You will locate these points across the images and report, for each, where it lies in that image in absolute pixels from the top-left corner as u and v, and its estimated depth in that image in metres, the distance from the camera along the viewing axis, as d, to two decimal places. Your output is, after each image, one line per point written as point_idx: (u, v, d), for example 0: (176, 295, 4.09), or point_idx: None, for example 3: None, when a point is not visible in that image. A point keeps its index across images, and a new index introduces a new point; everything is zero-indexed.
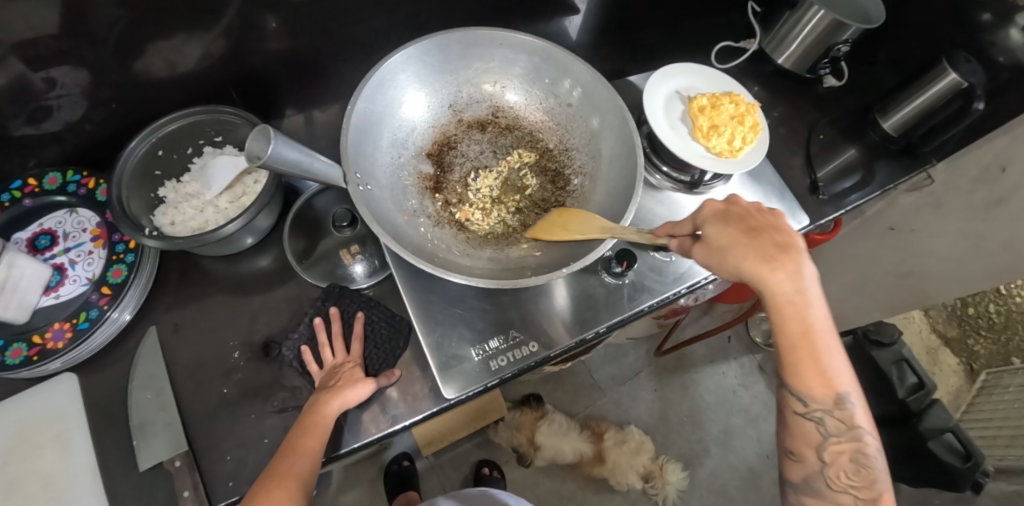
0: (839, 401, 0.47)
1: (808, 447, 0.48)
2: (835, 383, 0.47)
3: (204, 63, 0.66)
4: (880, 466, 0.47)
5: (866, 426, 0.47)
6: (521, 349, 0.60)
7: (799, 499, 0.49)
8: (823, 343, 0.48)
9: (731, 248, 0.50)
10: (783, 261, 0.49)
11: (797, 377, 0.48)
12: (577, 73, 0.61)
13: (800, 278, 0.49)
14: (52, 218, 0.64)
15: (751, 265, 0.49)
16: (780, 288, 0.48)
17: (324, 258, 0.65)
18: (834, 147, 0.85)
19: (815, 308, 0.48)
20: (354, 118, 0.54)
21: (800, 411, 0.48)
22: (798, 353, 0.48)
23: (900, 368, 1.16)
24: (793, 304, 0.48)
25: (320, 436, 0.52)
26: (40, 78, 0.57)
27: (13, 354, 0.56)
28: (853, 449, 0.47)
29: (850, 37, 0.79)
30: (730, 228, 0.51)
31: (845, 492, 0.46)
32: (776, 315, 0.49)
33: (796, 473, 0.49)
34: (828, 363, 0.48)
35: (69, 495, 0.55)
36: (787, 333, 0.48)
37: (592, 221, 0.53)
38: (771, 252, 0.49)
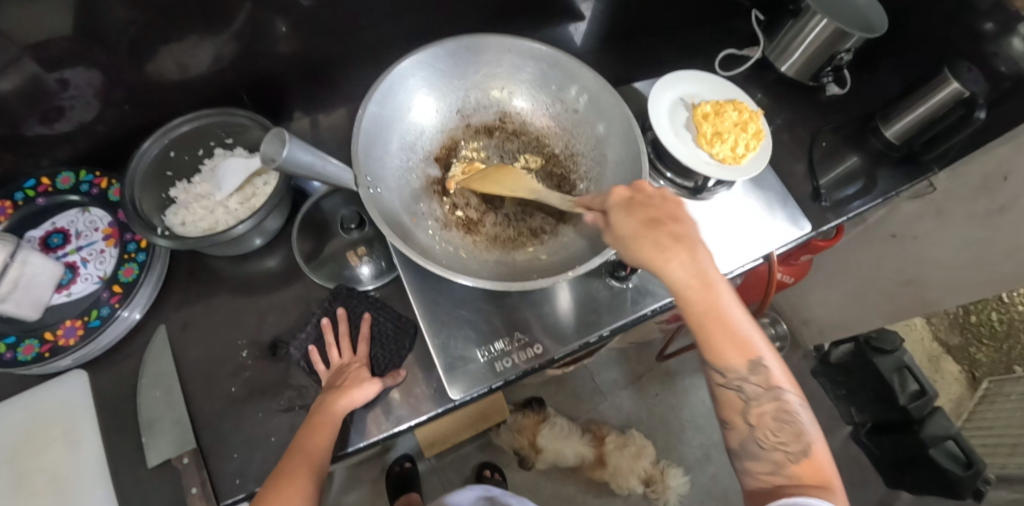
0: (755, 365, 0.47)
1: (735, 414, 0.48)
2: (748, 349, 0.47)
3: (216, 66, 0.67)
4: (803, 417, 0.47)
5: (784, 384, 0.47)
6: (526, 351, 0.60)
7: (740, 464, 0.48)
8: (730, 316, 0.47)
9: (634, 237, 0.47)
10: (675, 248, 0.47)
11: (713, 354, 0.47)
12: (584, 80, 0.61)
13: (697, 259, 0.47)
14: (65, 217, 0.65)
15: (648, 256, 0.47)
16: (679, 275, 0.46)
17: (332, 260, 0.65)
18: (837, 154, 0.86)
19: (717, 286, 0.47)
20: (364, 123, 0.55)
21: (721, 383, 0.48)
22: (708, 329, 0.47)
23: (901, 376, 1.16)
24: (692, 289, 0.46)
25: (328, 436, 0.52)
26: (53, 78, 0.58)
27: (25, 350, 0.57)
28: (775, 408, 0.47)
29: (854, 45, 0.80)
30: (631, 217, 0.49)
31: (776, 450, 0.46)
32: (680, 301, 0.47)
33: (732, 439, 0.49)
34: (739, 332, 0.47)
35: (77, 490, 0.55)
36: (691, 317, 0.47)
37: (523, 181, 0.56)
38: (664, 240, 0.47)
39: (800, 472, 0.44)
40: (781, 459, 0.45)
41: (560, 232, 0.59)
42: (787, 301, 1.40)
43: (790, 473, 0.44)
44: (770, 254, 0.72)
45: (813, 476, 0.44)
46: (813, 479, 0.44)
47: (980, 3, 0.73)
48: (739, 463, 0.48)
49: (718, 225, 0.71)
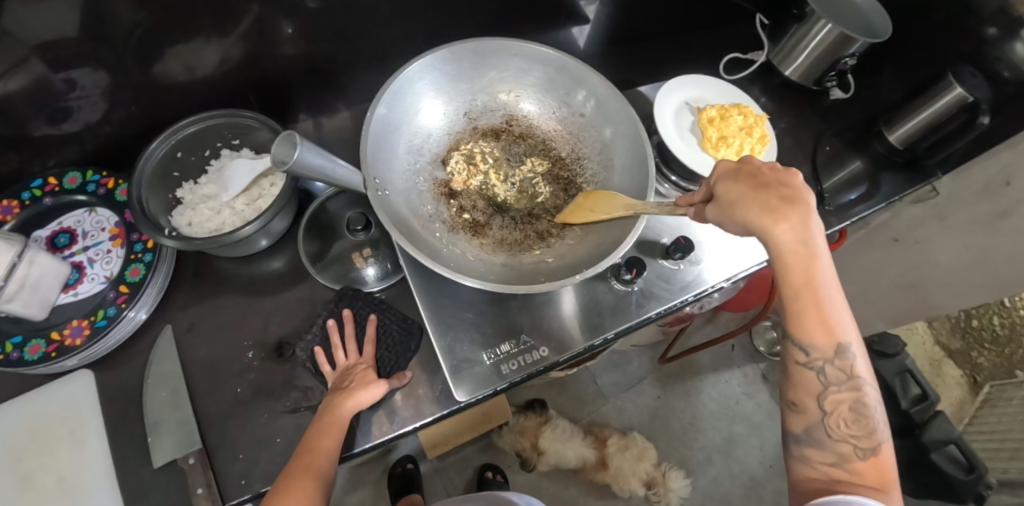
0: (840, 351, 0.46)
1: (808, 396, 0.47)
2: (836, 332, 0.46)
3: (222, 67, 0.67)
4: (879, 416, 0.46)
5: (866, 377, 0.47)
6: (531, 354, 0.60)
7: (797, 450, 0.49)
8: (829, 294, 0.46)
9: (740, 202, 0.47)
10: (789, 214, 0.46)
11: (799, 325, 0.47)
12: (591, 85, 0.62)
13: (808, 228, 0.46)
14: (71, 217, 0.66)
15: (755, 218, 0.46)
16: (785, 240, 0.46)
17: (337, 261, 0.65)
18: (841, 158, 0.86)
19: (821, 260, 0.46)
20: (372, 125, 0.56)
21: (801, 361, 0.47)
22: (800, 303, 0.46)
23: (903, 380, 1.17)
24: (796, 256, 0.46)
25: (334, 437, 0.53)
26: (60, 79, 0.59)
27: (31, 350, 0.57)
28: (853, 399, 0.46)
29: (857, 51, 0.81)
30: (737, 183, 0.48)
31: (845, 442, 0.46)
32: (780, 268, 0.46)
33: (797, 422, 0.48)
34: (831, 312, 0.46)
35: (84, 489, 0.56)
36: (789, 284, 0.46)
37: (618, 200, 0.55)
38: (776, 205, 0.46)
39: (864, 470, 0.45)
40: (848, 451, 0.45)
41: (567, 235, 0.59)
42: None
43: (852, 467, 0.45)
44: None
45: (875, 475, 0.44)
46: (878, 482, 0.44)
47: (984, 8, 0.74)
48: (798, 448, 0.48)
49: None
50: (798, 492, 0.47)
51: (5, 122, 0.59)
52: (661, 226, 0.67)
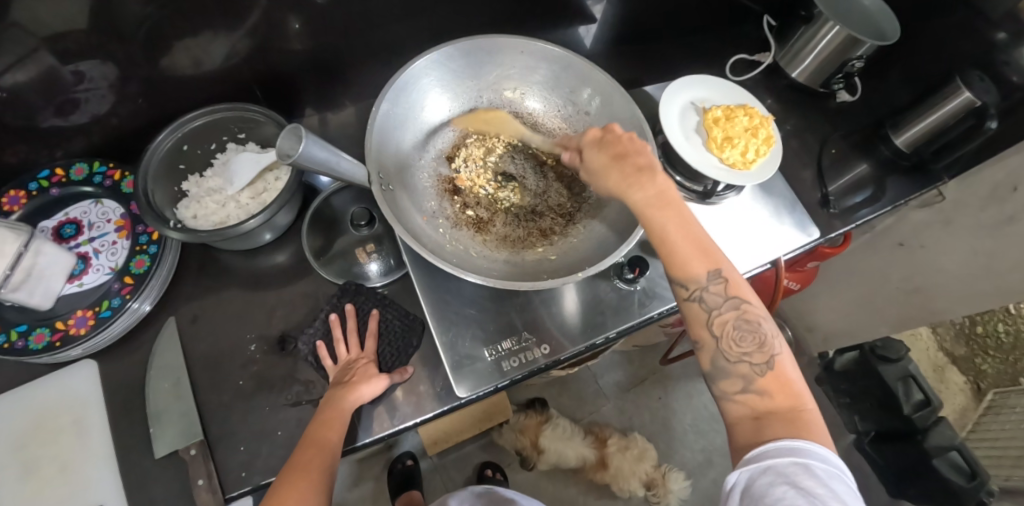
0: (715, 275, 0.47)
1: (699, 329, 0.47)
2: (709, 260, 0.47)
3: (230, 62, 0.67)
4: (767, 328, 0.46)
5: (747, 292, 0.47)
6: (532, 351, 0.60)
7: (715, 388, 0.47)
8: (689, 229, 0.48)
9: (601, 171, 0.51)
10: (638, 174, 0.50)
11: (674, 266, 0.47)
12: (597, 83, 0.61)
13: (657, 180, 0.49)
14: (78, 208, 0.66)
15: (613, 183, 0.50)
16: (637, 196, 0.49)
17: (341, 256, 0.66)
18: (847, 162, 0.87)
19: (678, 204, 0.49)
20: (377, 120, 0.55)
21: (683, 296, 0.47)
22: (669, 242, 0.48)
23: (907, 385, 1.16)
24: (652, 206, 0.48)
25: (338, 430, 0.53)
26: (68, 71, 0.59)
27: (36, 339, 0.58)
28: (736, 316, 0.46)
29: (865, 53, 0.81)
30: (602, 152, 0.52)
31: (741, 361, 0.45)
32: (646, 222, 0.49)
33: (704, 362, 0.47)
34: (699, 244, 0.47)
35: (86, 478, 0.56)
36: (653, 232, 0.48)
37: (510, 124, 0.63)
38: (627, 166, 0.50)
39: (768, 385, 0.44)
40: (747, 371, 0.45)
41: (570, 232, 0.58)
42: (792, 308, 1.40)
43: (759, 388, 0.44)
44: (777, 260, 0.72)
45: (782, 390, 0.44)
46: (786, 396, 0.43)
47: (992, 12, 0.73)
48: (713, 387, 0.47)
49: (724, 230, 0.72)
50: (732, 438, 0.45)
51: (14, 113, 0.60)
52: None
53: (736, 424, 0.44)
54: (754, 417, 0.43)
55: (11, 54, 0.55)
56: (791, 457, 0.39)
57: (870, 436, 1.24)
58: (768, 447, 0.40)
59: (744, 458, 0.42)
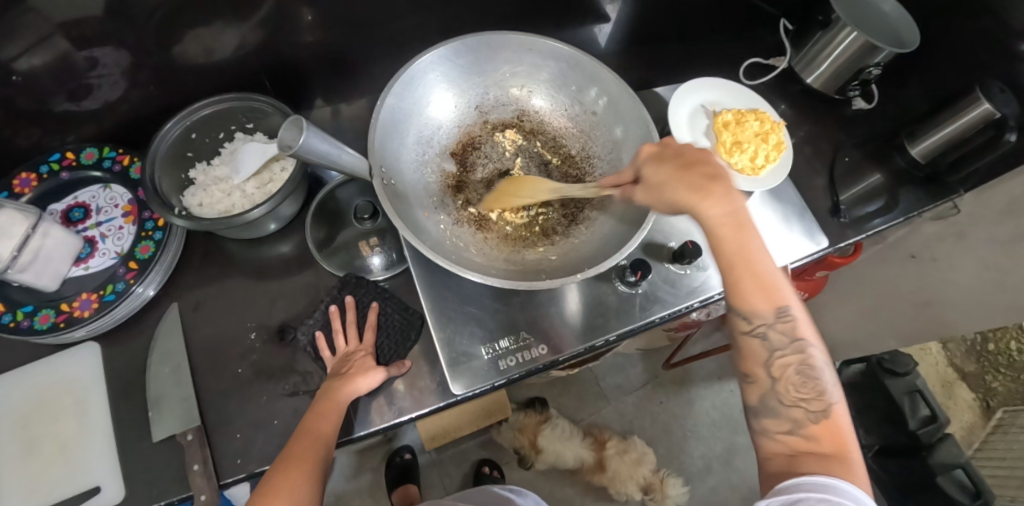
0: (781, 313, 0.45)
1: (757, 366, 0.46)
2: (775, 296, 0.45)
3: (240, 52, 0.67)
4: (828, 376, 0.45)
5: (810, 337, 0.45)
6: (529, 351, 0.60)
7: (756, 423, 0.46)
8: (762, 257, 0.45)
9: (669, 181, 0.47)
10: (712, 189, 0.46)
11: (739, 294, 0.45)
12: (604, 82, 0.59)
13: (734, 199, 0.46)
14: (87, 192, 0.67)
15: (683, 197, 0.46)
16: (713, 213, 0.45)
17: (344, 249, 0.66)
18: (860, 171, 0.86)
19: (752, 229, 0.45)
20: (381, 115, 0.54)
21: (745, 330, 0.46)
22: (736, 270, 0.45)
23: (912, 400, 1.15)
24: (727, 227, 0.45)
25: (333, 420, 0.53)
26: (83, 57, 0.60)
27: (41, 319, 0.58)
28: (798, 362, 0.45)
29: (882, 61, 0.80)
30: (664, 163, 0.49)
31: (796, 406, 0.44)
32: (713, 240, 0.45)
33: (752, 396, 0.46)
34: (768, 277, 0.45)
35: (83, 459, 0.56)
36: (723, 255, 0.45)
37: (541, 185, 0.55)
38: (700, 181, 0.46)
39: (819, 431, 0.43)
40: (800, 416, 0.44)
41: (572, 234, 0.57)
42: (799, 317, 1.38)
43: (808, 432, 0.43)
44: (783, 267, 0.71)
45: (831, 438, 0.43)
46: (833, 441, 0.42)
47: (1016, 22, 0.72)
48: (755, 421, 0.46)
49: None
50: (765, 472, 0.45)
51: (26, 97, 0.61)
52: (668, 229, 0.66)
53: (771, 460, 0.44)
54: (790, 455, 0.43)
55: (26, 39, 0.56)
56: (822, 494, 0.38)
57: (874, 450, 1.20)
58: (801, 480, 0.40)
59: (775, 488, 0.41)
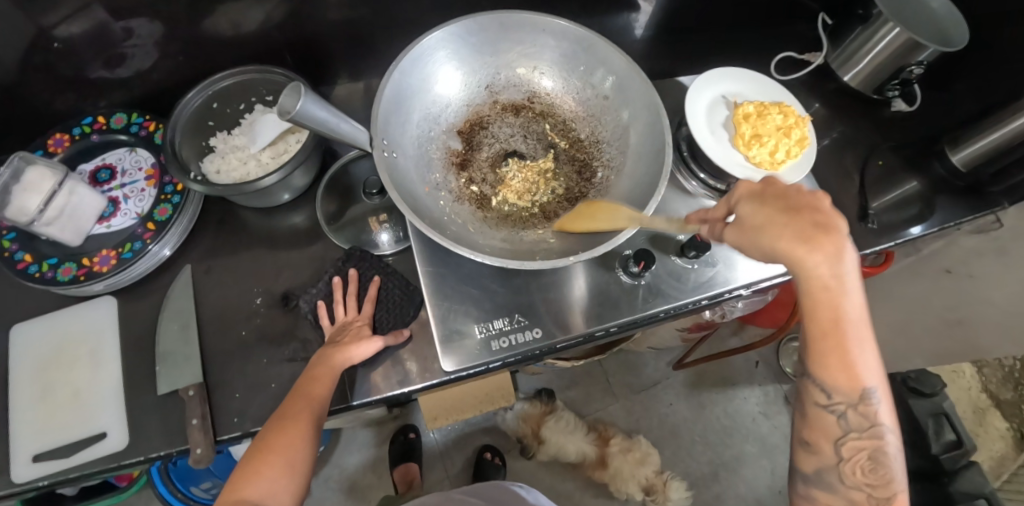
0: (865, 396, 0.45)
1: (824, 439, 0.47)
2: (863, 378, 0.45)
3: (266, 26, 0.69)
4: (897, 464, 0.46)
5: (887, 423, 0.46)
6: (525, 333, 0.60)
7: (807, 487, 0.49)
8: (859, 333, 0.45)
9: (766, 227, 0.44)
10: (823, 243, 0.43)
11: (824, 369, 0.45)
12: (613, 63, 0.57)
13: (842, 260, 0.43)
14: (114, 154, 0.70)
15: (788, 247, 0.43)
16: (817, 271, 0.43)
17: (351, 224, 0.68)
18: (893, 177, 0.82)
19: (853, 297, 0.44)
20: (388, 88, 0.53)
21: (821, 404, 0.47)
22: (828, 344, 0.45)
23: (938, 422, 1.10)
24: (827, 294, 0.43)
25: (327, 383, 0.54)
26: (119, 27, 0.63)
27: (64, 271, 0.62)
28: (872, 447, 0.46)
29: (926, 59, 0.76)
30: (764, 208, 0.45)
31: (858, 489, 0.46)
32: (809, 305, 0.45)
33: (809, 464, 0.48)
34: (859, 355, 0.45)
35: (92, 406, 0.59)
36: (817, 324, 0.45)
37: (621, 212, 0.51)
38: (809, 232, 0.43)
39: None
40: (859, 499, 0.46)
41: None
42: None
43: None
44: None
45: None
46: None
47: None
48: (805, 487, 0.49)
49: None
50: None
51: (65, 62, 0.64)
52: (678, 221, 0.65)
53: None
54: None
55: (67, 6, 0.59)
56: None
57: None
58: None
59: None
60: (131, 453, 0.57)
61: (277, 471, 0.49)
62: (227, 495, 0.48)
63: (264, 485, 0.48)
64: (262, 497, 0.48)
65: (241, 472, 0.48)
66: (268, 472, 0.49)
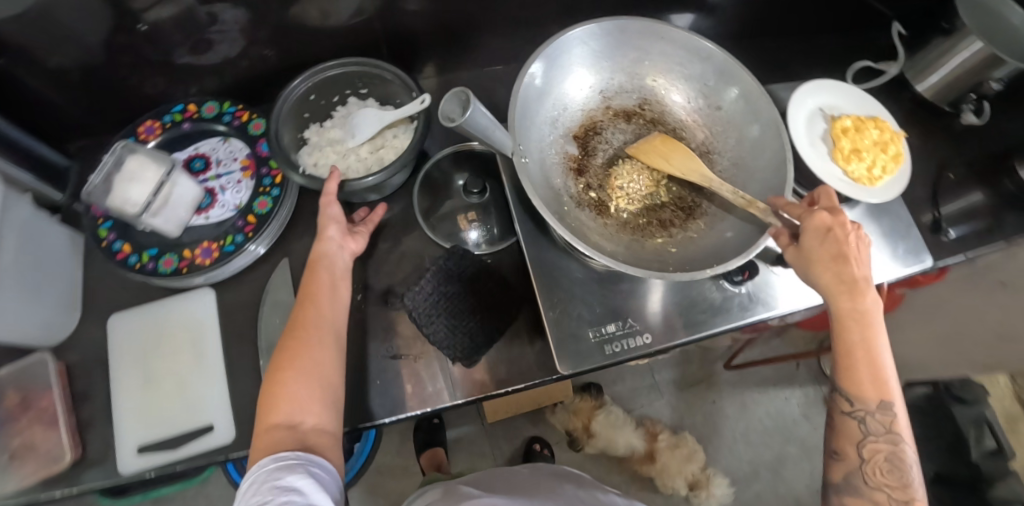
0: (885, 407, 0.49)
1: (849, 444, 0.50)
2: (885, 390, 0.49)
3: (356, 17, 0.67)
4: (915, 472, 0.48)
5: (907, 435, 0.49)
6: (634, 338, 0.60)
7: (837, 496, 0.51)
8: (880, 352, 0.48)
9: (813, 262, 0.48)
10: (855, 282, 0.47)
11: (849, 380, 0.49)
12: (737, 76, 0.58)
13: (870, 300, 0.48)
14: (207, 144, 0.69)
15: (825, 283, 0.48)
16: (845, 305, 0.48)
17: (445, 220, 0.68)
18: (963, 188, 0.82)
19: (878, 326, 0.48)
20: (520, 92, 0.55)
21: (845, 410, 0.50)
22: (852, 361, 0.49)
23: (979, 430, 1.13)
24: (855, 321, 0.48)
25: (325, 288, 0.54)
26: (205, 12, 0.60)
27: (165, 263, 0.62)
28: (889, 451, 0.48)
29: (1005, 76, 0.75)
30: (818, 245, 0.48)
31: (880, 490, 0.48)
32: (837, 328, 0.49)
33: (837, 472, 0.51)
34: (882, 371, 0.48)
35: (195, 398, 0.59)
36: (843, 341, 0.49)
37: (696, 164, 0.54)
38: (846, 274, 0.47)
39: None
40: (882, 501, 0.48)
41: (691, 226, 0.56)
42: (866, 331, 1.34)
43: None
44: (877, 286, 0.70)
45: None
46: None
47: None
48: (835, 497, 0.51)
49: None
50: None
51: (154, 47, 0.63)
52: None
53: None
54: None
55: None
56: None
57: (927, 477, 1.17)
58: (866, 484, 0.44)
59: None
60: (239, 446, 0.58)
61: (296, 385, 0.48)
62: (259, 425, 0.47)
63: (292, 401, 0.47)
64: (290, 414, 0.47)
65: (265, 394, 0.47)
66: (286, 389, 0.47)
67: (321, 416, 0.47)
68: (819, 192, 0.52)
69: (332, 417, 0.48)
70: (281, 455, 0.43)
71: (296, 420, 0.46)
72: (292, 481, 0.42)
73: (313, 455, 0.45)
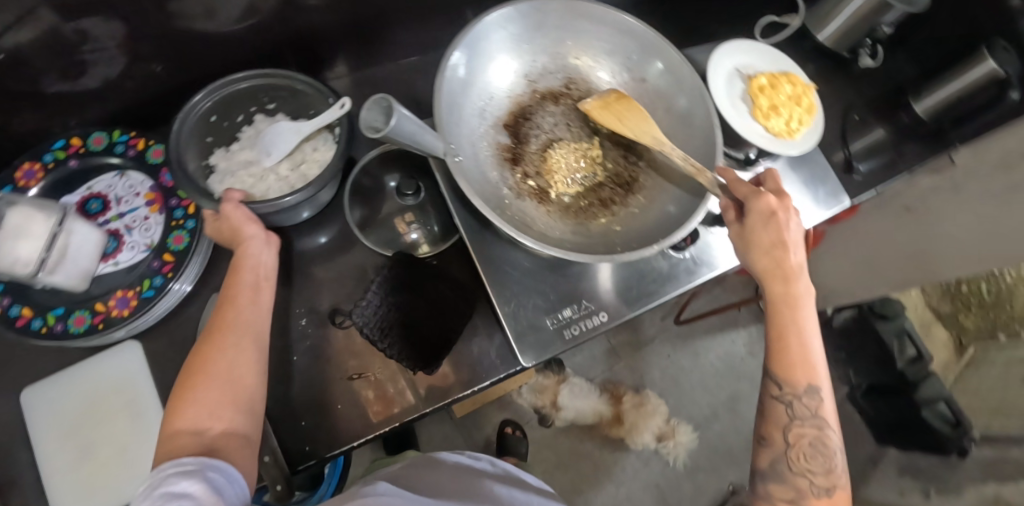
0: (812, 392, 0.49)
1: (776, 429, 0.50)
2: (814, 374, 0.49)
3: (252, 19, 0.60)
4: (837, 458, 0.49)
5: (832, 420, 0.49)
6: (593, 318, 0.61)
7: (761, 484, 0.51)
8: (808, 338, 0.50)
9: (751, 245, 0.51)
10: (789, 264, 0.50)
11: (779, 363, 0.50)
12: (656, 48, 0.59)
13: (802, 285, 0.51)
14: (101, 181, 0.62)
15: (760, 265, 0.51)
16: (777, 288, 0.51)
17: (381, 227, 0.66)
18: (867, 126, 0.86)
19: (807, 311, 0.51)
20: (444, 86, 0.53)
21: (774, 394, 0.50)
22: (785, 346, 0.50)
23: (901, 341, 1.21)
24: (786, 304, 0.50)
25: (247, 289, 0.50)
26: (71, 29, 0.51)
27: (76, 322, 0.56)
28: (815, 434, 0.49)
29: (892, 19, 0.80)
30: (762, 226, 0.50)
31: (803, 476, 0.48)
32: (770, 311, 0.51)
33: (763, 458, 0.51)
34: (811, 356, 0.50)
35: (144, 460, 0.55)
36: (775, 322, 0.51)
37: (647, 125, 0.54)
38: (781, 257, 0.50)
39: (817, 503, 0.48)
40: (803, 486, 0.48)
41: (631, 201, 0.57)
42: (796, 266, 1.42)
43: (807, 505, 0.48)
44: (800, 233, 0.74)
45: None
46: None
47: None
48: (760, 484, 0.51)
49: None
50: None
51: (14, 78, 0.54)
52: None
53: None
54: None
55: (8, 12, 0.47)
56: None
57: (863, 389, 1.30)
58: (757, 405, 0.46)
59: None
60: None
61: (209, 391, 0.44)
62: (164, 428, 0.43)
63: (202, 405, 0.44)
64: (196, 420, 0.43)
65: (172, 393, 0.44)
66: (199, 392, 0.44)
67: (232, 420, 0.44)
68: (767, 176, 0.55)
69: (245, 418, 0.45)
70: (184, 462, 0.40)
71: (203, 427, 0.43)
72: (186, 486, 0.38)
73: (215, 458, 0.41)
